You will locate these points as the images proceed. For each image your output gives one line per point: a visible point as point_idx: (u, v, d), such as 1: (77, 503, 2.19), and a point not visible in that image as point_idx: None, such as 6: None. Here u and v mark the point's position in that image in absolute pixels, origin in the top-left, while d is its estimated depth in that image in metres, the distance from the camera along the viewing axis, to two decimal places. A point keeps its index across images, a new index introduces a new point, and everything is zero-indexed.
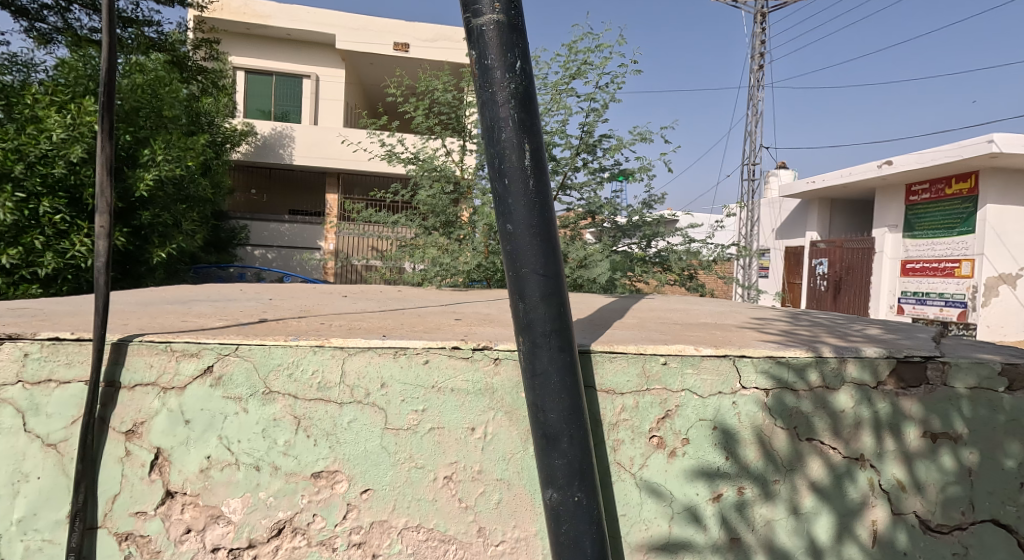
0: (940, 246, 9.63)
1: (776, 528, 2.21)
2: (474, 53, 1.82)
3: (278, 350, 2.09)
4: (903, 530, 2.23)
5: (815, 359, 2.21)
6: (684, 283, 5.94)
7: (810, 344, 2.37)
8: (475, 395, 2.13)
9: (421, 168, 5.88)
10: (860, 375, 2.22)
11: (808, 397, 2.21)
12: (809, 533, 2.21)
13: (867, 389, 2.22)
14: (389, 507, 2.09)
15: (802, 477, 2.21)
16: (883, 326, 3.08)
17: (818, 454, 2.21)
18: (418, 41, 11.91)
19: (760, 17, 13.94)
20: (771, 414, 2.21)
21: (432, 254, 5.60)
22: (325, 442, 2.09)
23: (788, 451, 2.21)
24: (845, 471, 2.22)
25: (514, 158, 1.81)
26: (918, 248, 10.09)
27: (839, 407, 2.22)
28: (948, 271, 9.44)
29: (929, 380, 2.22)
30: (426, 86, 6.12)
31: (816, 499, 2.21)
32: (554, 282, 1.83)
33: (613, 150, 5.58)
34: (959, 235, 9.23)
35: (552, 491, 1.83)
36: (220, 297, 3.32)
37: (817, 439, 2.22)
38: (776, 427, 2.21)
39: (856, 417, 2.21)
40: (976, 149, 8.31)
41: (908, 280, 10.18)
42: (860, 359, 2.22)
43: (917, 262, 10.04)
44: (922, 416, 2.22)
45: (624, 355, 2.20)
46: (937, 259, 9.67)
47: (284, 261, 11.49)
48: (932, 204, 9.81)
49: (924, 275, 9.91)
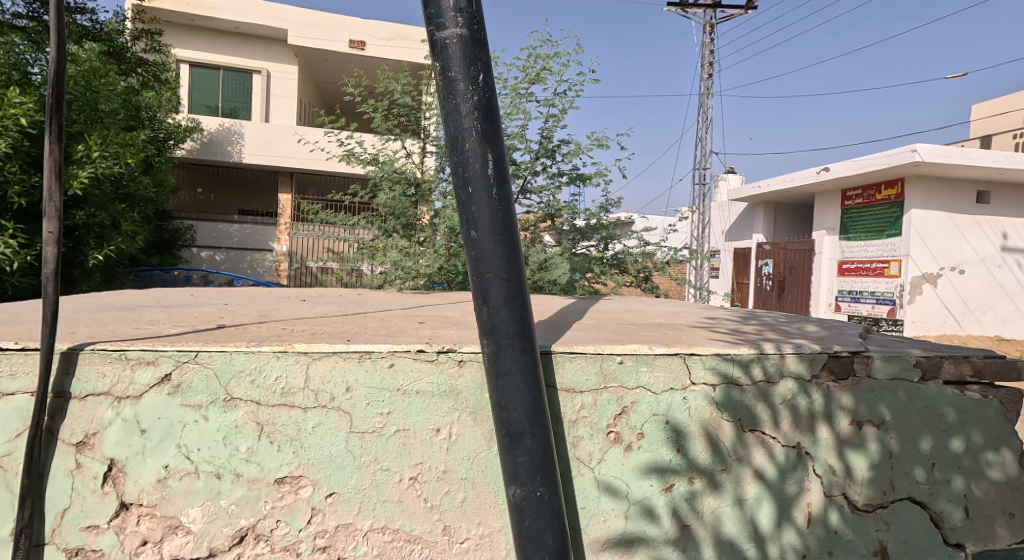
0: (871, 247, 10.05)
1: (723, 517, 2.26)
2: (438, 64, 1.83)
3: (240, 356, 2.06)
4: (834, 511, 2.30)
5: (758, 355, 2.28)
6: (639, 284, 6.01)
7: (753, 341, 2.44)
8: (440, 396, 2.13)
9: (380, 170, 5.84)
10: (797, 369, 2.30)
11: (752, 391, 2.28)
12: (752, 520, 2.28)
13: (803, 381, 2.30)
14: (355, 510, 2.08)
15: (744, 468, 2.27)
16: (821, 323, 3.20)
17: (761, 445, 2.28)
18: (374, 40, 11.89)
19: (708, 28, 14.26)
20: (718, 408, 2.27)
21: (393, 256, 5.47)
22: (288, 447, 2.06)
23: (734, 443, 2.27)
24: (784, 460, 2.29)
25: (478, 167, 1.83)
26: (852, 250, 10.47)
27: (778, 398, 2.29)
28: (878, 271, 9.89)
29: (856, 372, 2.31)
30: (385, 87, 6.01)
31: (759, 487, 2.28)
32: (516, 286, 1.84)
33: (571, 155, 5.63)
34: (888, 237, 9.69)
35: (515, 487, 1.84)
36: (169, 302, 3.24)
37: (759, 430, 2.28)
38: (722, 420, 2.27)
39: (792, 409, 2.29)
40: (901, 158, 8.77)
41: (845, 279, 10.56)
42: (799, 354, 2.30)
43: (852, 262, 10.41)
44: (851, 406, 2.30)
45: (584, 354, 2.23)
46: (869, 259, 10.08)
47: (234, 263, 11.23)
48: (863, 208, 10.23)
49: (858, 275, 10.30)
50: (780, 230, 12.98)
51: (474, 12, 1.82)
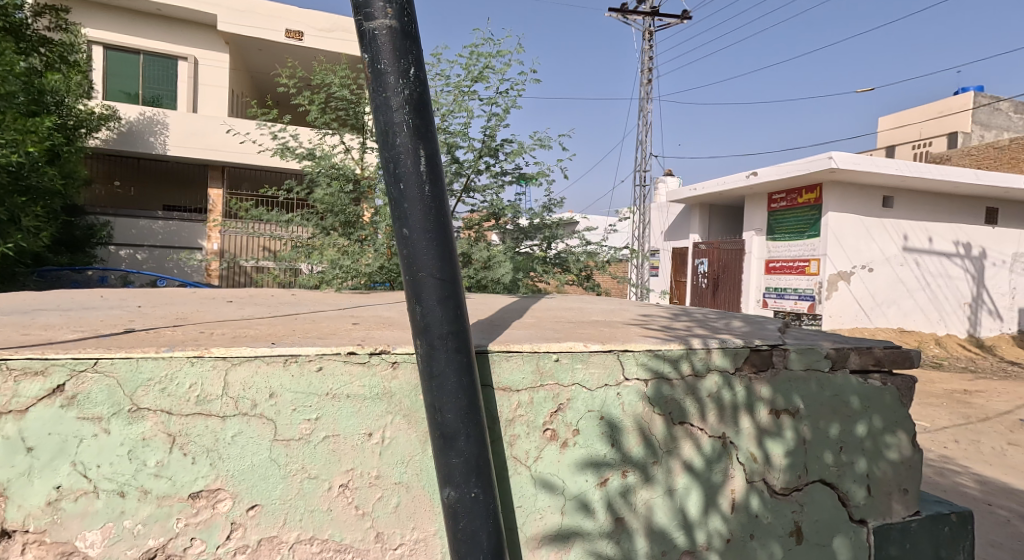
0: (794, 247, 10.40)
1: (655, 508, 2.22)
2: (366, 56, 1.72)
3: (147, 363, 1.88)
4: (755, 497, 2.31)
5: (687, 351, 2.25)
6: (581, 282, 5.97)
7: (681, 337, 2.42)
8: (372, 400, 2.00)
9: (317, 165, 5.63)
10: (722, 363, 2.28)
11: (681, 385, 2.25)
12: (682, 509, 2.24)
13: (727, 374, 2.29)
14: (279, 522, 1.95)
15: (675, 460, 2.24)
16: (746, 319, 3.24)
17: (689, 436, 2.25)
18: (312, 30, 11.57)
19: (647, 34, 14.46)
20: (650, 403, 2.22)
21: (330, 255, 5.27)
22: (204, 459, 1.91)
23: (665, 437, 2.23)
24: (710, 450, 2.27)
25: (410, 163, 1.72)
26: (778, 249, 10.79)
27: (705, 392, 2.27)
28: (799, 269, 10.25)
29: (774, 364, 2.32)
30: (321, 80, 5.80)
31: (688, 477, 2.25)
32: (450, 284, 1.75)
33: (514, 154, 5.55)
34: (808, 238, 10.07)
35: (449, 489, 1.75)
36: (74, 305, 2.99)
37: (688, 423, 2.25)
38: (654, 414, 2.22)
39: (718, 402, 2.28)
40: (818, 164, 9.13)
41: (771, 277, 10.88)
42: (723, 348, 2.29)
43: (777, 261, 10.74)
44: (769, 396, 2.32)
45: (520, 353, 2.14)
46: (792, 259, 10.43)
47: (158, 263, 10.69)
48: (787, 211, 10.59)
49: (783, 274, 10.63)
50: (714, 231, 13.28)
51: (404, 3, 1.71)
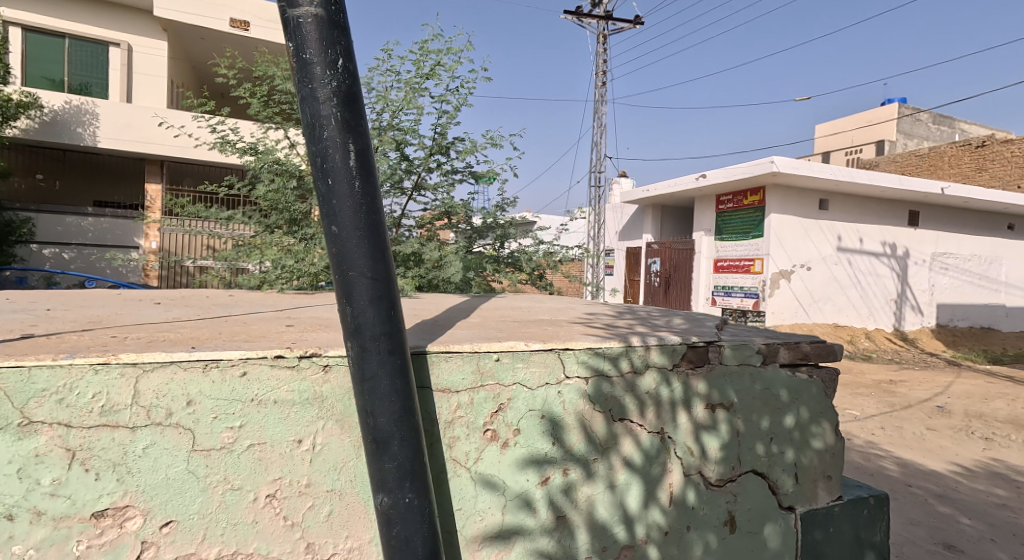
0: (740, 246, 10.57)
1: (598, 503, 2.15)
2: (291, 45, 1.59)
3: (42, 372, 1.71)
4: (691, 490, 2.26)
5: (626, 348, 2.19)
6: (534, 282, 5.88)
7: (622, 335, 2.36)
8: (302, 405, 1.87)
9: (259, 160, 5.39)
10: (660, 360, 2.23)
11: (621, 383, 2.19)
12: (622, 504, 2.18)
13: (665, 370, 2.24)
14: (198, 538, 1.80)
15: (616, 457, 2.18)
16: (688, 316, 3.21)
17: (629, 433, 2.19)
18: (257, 20, 11.25)
19: (601, 38, 14.51)
20: (591, 401, 2.15)
21: (272, 254, 5.06)
22: (111, 474, 1.75)
23: (606, 435, 2.16)
24: (650, 445, 2.21)
25: (339, 158, 1.60)
26: (725, 249, 10.95)
27: (644, 389, 2.21)
28: (745, 268, 10.42)
29: (710, 360, 2.28)
30: (263, 72, 5.59)
31: (628, 472, 2.19)
32: (384, 283, 1.63)
33: (466, 152, 5.44)
34: (754, 238, 10.24)
35: (382, 495, 1.64)
36: None
37: (629, 419, 2.19)
38: (594, 413, 2.15)
39: (657, 399, 2.22)
40: (761, 167, 9.30)
41: (719, 276, 11.03)
42: (661, 345, 2.24)
43: (725, 261, 10.89)
44: (706, 391, 2.28)
45: (460, 353, 2.04)
46: (738, 258, 10.60)
47: (88, 263, 10.18)
48: (734, 212, 10.76)
49: (729, 272, 10.79)
50: (666, 231, 13.42)
51: None
